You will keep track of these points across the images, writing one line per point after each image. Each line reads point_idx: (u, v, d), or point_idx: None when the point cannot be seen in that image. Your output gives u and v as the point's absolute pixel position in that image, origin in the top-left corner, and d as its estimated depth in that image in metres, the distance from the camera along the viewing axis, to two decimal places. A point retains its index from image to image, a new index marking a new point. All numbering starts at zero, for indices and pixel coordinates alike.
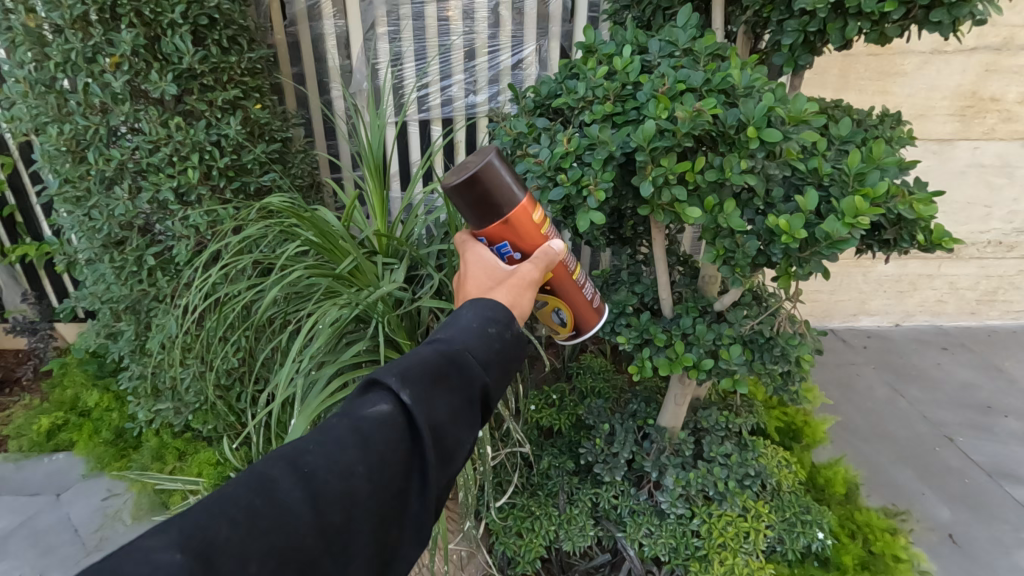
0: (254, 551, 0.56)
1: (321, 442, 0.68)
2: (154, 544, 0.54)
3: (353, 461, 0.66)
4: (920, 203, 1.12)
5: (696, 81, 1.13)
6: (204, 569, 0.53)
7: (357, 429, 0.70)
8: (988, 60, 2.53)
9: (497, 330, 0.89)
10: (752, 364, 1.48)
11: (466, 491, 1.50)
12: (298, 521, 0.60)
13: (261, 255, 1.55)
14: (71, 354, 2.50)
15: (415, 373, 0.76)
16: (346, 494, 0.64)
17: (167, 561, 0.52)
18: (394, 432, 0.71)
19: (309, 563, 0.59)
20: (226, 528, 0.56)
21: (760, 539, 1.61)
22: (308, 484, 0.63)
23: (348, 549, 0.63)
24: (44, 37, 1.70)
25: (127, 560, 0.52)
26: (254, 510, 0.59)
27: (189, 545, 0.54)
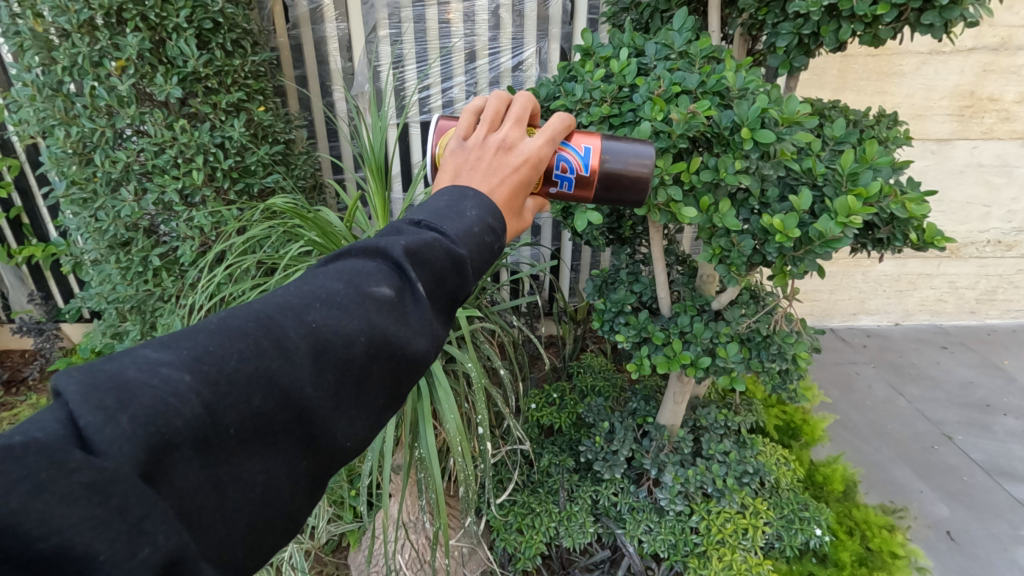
0: (257, 386, 0.57)
1: (326, 300, 0.64)
2: (162, 359, 0.55)
3: (355, 330, 0.63)
4: (912, 202, 1.14)
5: (691, 83, 1.16)
6: (210, 393, 0.55)
7: (359, 300, 0.65)
8: (986, 59, 2.54)
9: (492, 239, 0.79)
10: (750, 362, 1.49)
11: (467, 485, 1.45)
12: (297, 373, 0.59)
13: (265, 256, 1.57)
14: (78, 354, 2.53)
15: (427, 255, 0.70)
16: (344, 360, 0.62)
17: (174, 379, 0.54)
18: (395, 314, 0.66)
19: (305, 412, 0.59)
20: (232, 358, 0.57)
21: (758, 535, 1.63)
22: (310, 339, 0.61)
23: (341, 410, 0.62)
24: (51, 42, 1.73)
25: (135, 368, 0.53)
26: (259, 350, 0.58)
27: (197, 367, 0.55)
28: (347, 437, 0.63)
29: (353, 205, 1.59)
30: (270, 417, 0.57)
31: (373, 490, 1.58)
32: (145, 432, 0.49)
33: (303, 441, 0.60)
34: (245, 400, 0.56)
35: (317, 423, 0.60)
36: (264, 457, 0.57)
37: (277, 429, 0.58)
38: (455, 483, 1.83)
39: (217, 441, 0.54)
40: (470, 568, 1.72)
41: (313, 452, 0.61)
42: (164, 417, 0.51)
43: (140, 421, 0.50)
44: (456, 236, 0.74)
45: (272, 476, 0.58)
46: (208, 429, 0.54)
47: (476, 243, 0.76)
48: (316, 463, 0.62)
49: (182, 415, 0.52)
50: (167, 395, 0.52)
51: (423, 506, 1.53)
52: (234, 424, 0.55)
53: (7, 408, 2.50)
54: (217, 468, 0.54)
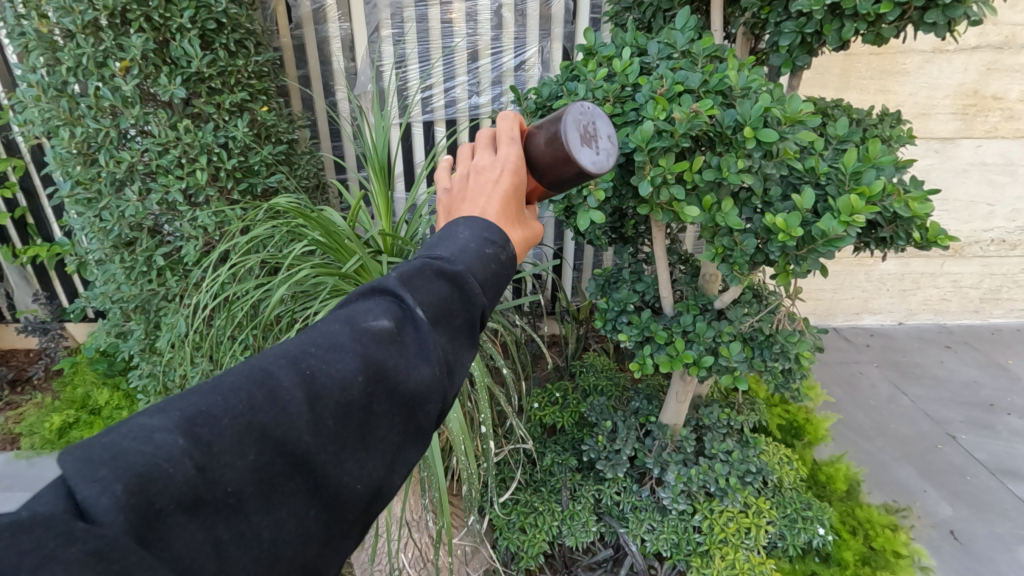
0: (250, 439, 0.53)
1: (322, 344, 0.62)
2: (152, 423, 0.51)
3: (352, 370, 0.60)
4: (915, 202, 1.13)
5: (694, 82, 1.15)
6: (203, 454, 0.51)
7: (355, 338, 0.62)
8: (990, 58, 2.53)
9: (495, 252, 0.76)
10: (753, 361, 1.50)
11: (470, 484, 1.45)
12: (294, 421, 0.55)
13: (268, 256, 1.57)
14: (83, 354, 2.55)
15: (423, 284, 0.68)
16: (344, 403, 0.58)
17: (167, 444, 0.50)
18: (394, 347, 0.64)
19: (306, 461, 0.55)
20: (224, 415, 0.53)
21: (760, 534, 1.62)
22: (304, 386, 0.58)
23: (345, 456, 0.58)
24: (56, 43, 1.74)
25: (125, 436, 0.50)
26: (253, 404, 0.55)
27: (190, 428, 0.52)
28: (357, 482, 0.59)
29: (355, 205, 1.59)
30: (268, 470, 0.53)
31: None
32: (139, 498, 0.46)
33: (307, 492, 0.56)
34: (241, 455, 0.52)
35: (320, 472, 0.56)
36: (270, 511, 0.53)
37: (277, 481, 0.54)
38: (458, 482, 1.85)
39: (214, 501, 0.50)
40: (473, 567, 1.72)
41: (322, 504, 0.57)
42: (158, 482, 0.47)
43: (135, 488, 0.46)
44: (452, 261, 0.72)
45: (279, 530, 0.53)
46: (203, 488, 0.50)
47: (475, 264, 0.73)
48: (325, 514, 0.57)
49: (176, 480, 0.48)
50: (159, 459, 0.49)
51: (427, 504, 1.54)
52: (231, 481, 0.51)
53: (11, 407, 2.51)
54: (217, 529, 0.50)
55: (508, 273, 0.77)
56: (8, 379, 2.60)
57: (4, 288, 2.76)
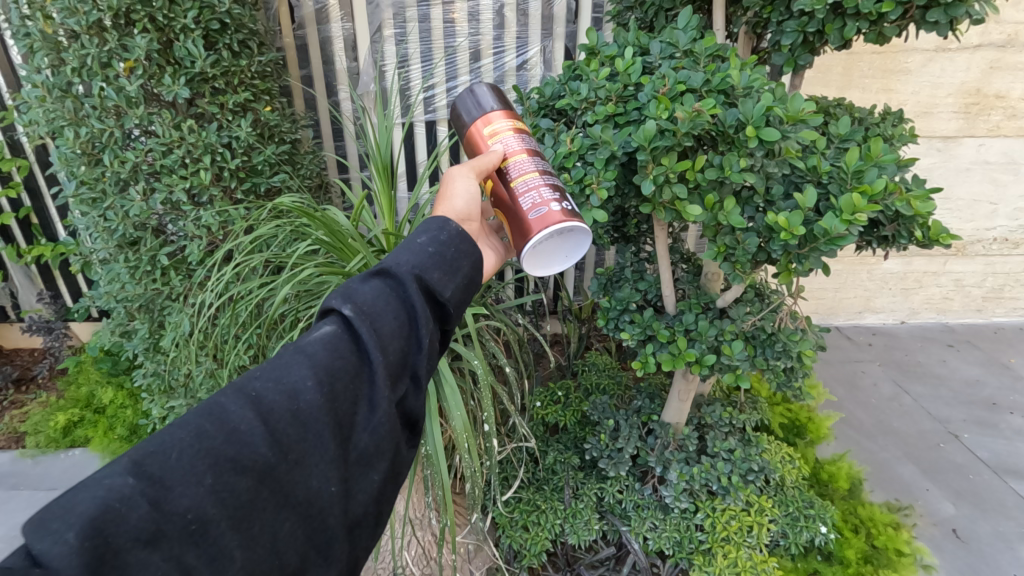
0: (205, 466, 0.59)
1: (270, 368, 0.69)
2: (104, 472, 0.57)
3: (299, 378, 0.67)
4: (918, 200, 1.14)
5: (696, 81, 1.16)
6: (156, 489, 0.57)
7: (300, 351, 0.71)
8: (992, 57, 2.53)
9: (427, 243, 0.84)
10: (755, 359, 1.51)
11: (474, 482, 1.45)
12: (246, 438, 0.62)
13: (273, 255, 1.58)
14: (87, 353, 2.56)
15: (359, 291, 0.77)
16: (294, 408, 0.65)
17: (119, 485, 0.56)
18: (337, 348, 0.72)
19: (267, 475, 0.61)
20: (174, 451, 0.59)
21: (763, 533, 1.63)
22: (255, 405, 0.65)
23: (305, 462, 0.64)
24: (61, 43, 1.75)
25: (81, 488, 0.56)
26: (204, 433, 0.61)
27: (141, 469, 0.58)
28: (325, 482, 0.65)
29: (359, 204, 1.60)
30: (229, 490, 0.59)
31: None
32: (92, 542, 0.51)
33: (276, 503, 0.62)
34: (196, 482, 0.58)
35: (283, 480, 0.62)
36: (237, 528, 0.59)
37: (243, 499, 0.60)
38: (461, 480, 1.86)
39: (175, 529, 0.56)
40: (476, 566, 1.73)
41: (293, 510, 0.63)
42: (111, 522, 0.53)
43: (88, 533, 0.52)
44: (387, 263, 0.81)
45: (250, 545, 0.59)
46: (160, 520, 0.55)
47: (412, 259, 0.82)
48: (299, 519, 0.63)
49: (130, 518, 0.54)
50: (111, 501, 0.54)
51: (430, 501, 1.55)
52: (191, 508, 0.57)
53: (16, 406, 2.52)
54: (185, 555, 0.55)
55: (454, 252, 0.84)
56: (13, 377, 2.61)
57: (8, 288, 2.77)
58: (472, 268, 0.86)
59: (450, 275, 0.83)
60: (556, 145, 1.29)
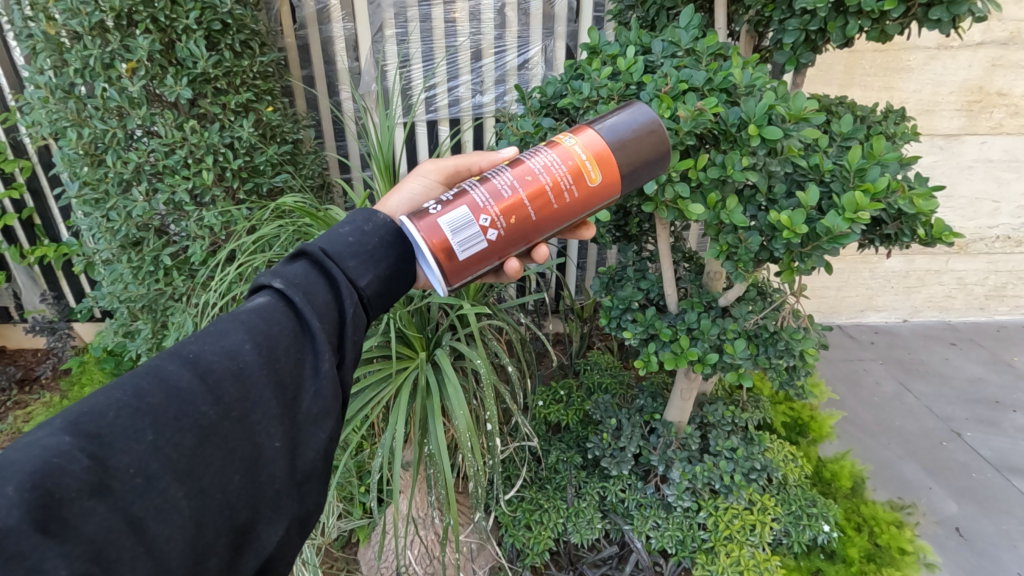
0: (144, 422, 0.59)
1: (203, 334, 0.70)
2: (37, 434, 0.56)
3: (234, 340, 0.69)
4: (920, 198, 1.13)
5: (698, 81, 1.16)
6: (95, 446, 0.57)
7: (233, 318, 0.72)
8: (994, 54, 2.52)
9: (352, 233, 0.89)
10: (757, 358, 1.50)
11: (477, 481, 1.45)
12: (185, 395, 0.62)
13: (276, 254, 1.59)
14: (90, 353, 2.58)
15: (286, 270, 0.81)
16: (234, 366, 0.67)
17: (56, 442, 0.55)
18: (273, 315, 0.74)
19: (210, 430, 0.61)
20: (111, 408, 0.59)
21: (765, 531, 1.63)
22: (191, 365, 0.66)
23: (249, 418, 0.65)
24: (64, 45, 1.75)
25: (12, 449, 0.55)
26: (140, 391, 0.61)
27: (77, 427, 0.57)
28: (271, 437, 0.66)
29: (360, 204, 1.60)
30: (173, 444, 0.59)
31: (384, 486, 1.57)
32: (33, 493, 0.51)
33: (224, 456, 0.62)
34: (136, 437, 0.58)
35: (228, 436, 0.62)
36: (184, 481, 0.58)
37: (188, 453, 0.59)
38: (465, 479, 1.86)
39: (120, 482, 0.55)
40: (479, 564, 1.73)
41: (242, 465, 0.63)
42: (50, 476, 0.53)
43: (28, 486, 0.52)
44: (310, 246, 0.86)
45: (198, 498, 0.59)
46: (103, 474, 0.55)
47: (332, 244, 0.87)
48: (248, 472, 0.63)
49: (71, 471, 0.54)
50: (51, 457, 0.54)
51: (434, 501, 1.55)
52: (133, 461, 0.57)
53: (20, 407, 2.53)
54: (131, 508, 0.55)
55: (377, 240, 0.90)
56: (17, 378, 2.62)
57: (12, 288, 2.78)
58: (397, 259, 0.92)
59: (369, 264, 0.88)
60: None
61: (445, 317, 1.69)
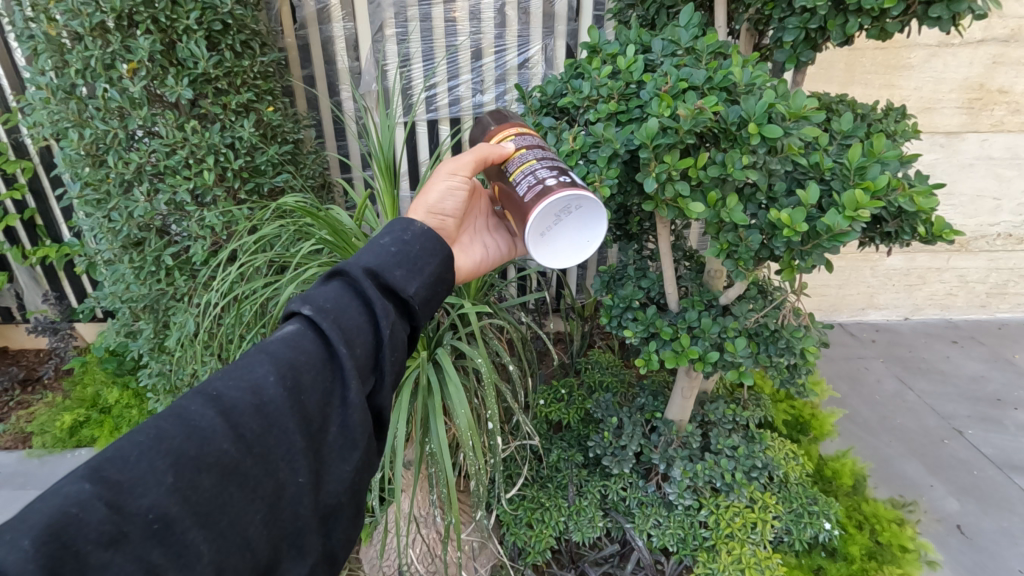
0: (166, 466, 0.59)
1: (230, 367, 0.71)
2: (58, 481, 0.56)
3: (260, 374, 0.69)
4: (920, 196, 1.14)
5: (698, 79, 1.16)
6: (113, 492, 0.56)
7: (261, 349, 0.73)
8: (995, 52, 2.52)
9: (393, 244, 0.88)
10: (758, 356, 1.51)
11: (478, 480, 1.45)
12: (207, 435, 0.62)
13: (277, 254, 1.59)
14: (93, 353, 2.59)
15: (318, 293, 0.80)
16: (258, 402, 0.67)
17: (74, 490, 0.55)
18: (301, 344, 0.74)
19: (232, 471, 0.62)
20: (133, 452, 0.59)
21: (767, 529, 1.62)
22: (216, 401, 0.66)
23: (271, 455, 0.65)
24: (65, 45, 1.76)
25: (32, 499, 0.54)
26: (163, 432, 0.61)
27: (96, 474, 0.57)
28: (294, 473, 0.67)
29: (362, 204, 1.60)
30: (193, 486, 0.59)
31: (386, 486, 1.58)
32: (48, 547, 0.51)
33: (245, 496, 0.62)
34: (157, 480, 0.58)
35: (249, 475, 0.63)
36: (204, 525, 0.59)
37: (209, 496, 0.60)
38: (466, 477, 1.86)
39: (137, 529, 0.55)
40: (480, 563, 1.73)
41: (263, 504, 0.64)
42: (68, 527, 0.52)
43: (43, 539, 0.51)
44: (348, 263, 0.85)
45: (219, 540, 0.60)
46: (122, 522, 0.55)
47: (373, 259, 0.85)
48: (269, 510, 0.64)
49: (88, 522, 0.53)
50: (68, 507, 0.53)
51: (435, 500, 1.55)
52: (153, 507, 0.56)
53: (23, 407, 2.54)
54: (151, 555, 0.55)
55: (418, 249, 0.89)
56: (19, 378, 2.63)
57: (14, 289, 2.79)
58: (440, 265, 0.90)
59: (416, 272, 0.87)
60: (558, 143, 1.29)
61: (447, 315, 1.69)
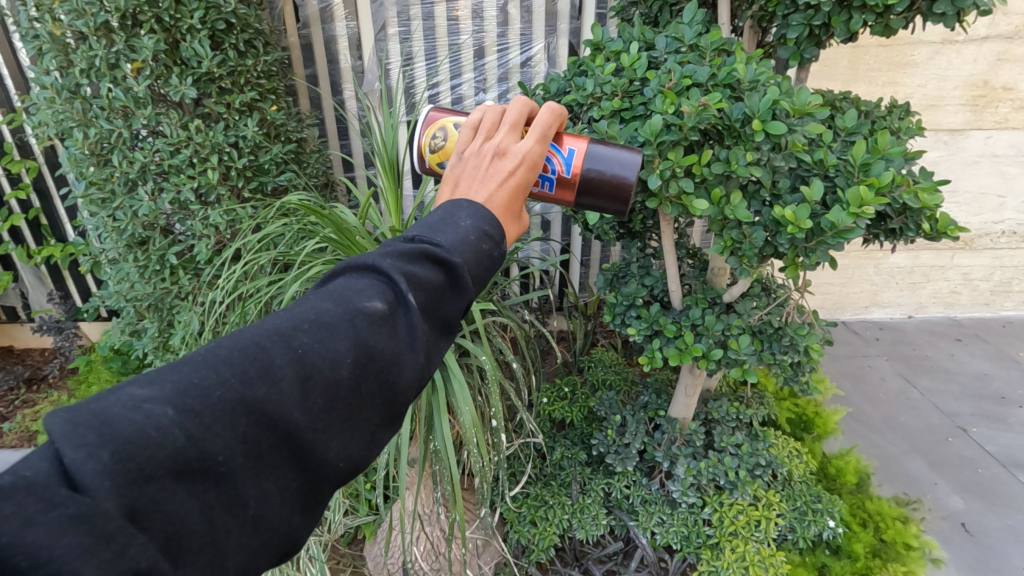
0: (242, 413, 0.56)
1: (315, 322, 0.63)
2: (145, 395, 0.54)
3: (342, 351, 0.62)
4: (925, 192, 1.14)
5: (701, 76, 1.16)
6: (194, 425, 0.54)
7: (348, 318, 0.64)
8: (1000, 49, 2.51)
9: (491, 246, 0.76)
10: (762, 354, 1.50)
11: (482, 476, 1.46)
12: (283, 399, 0.58)
13: (282, 252, 1.60)
14: (98, 352, 2.60)
15: (415, 264, 0.70)
16: (334, 382, 0.61)
17: (158, 413, 0.53)
18: (386, 329, 0.65)
19: (292, 438, 0.58)
20: (217, 389, 0.56)
21: (771, 527, 1.62)
22: (296, 365, 0.60)
23: (330, 434, 0.60)
24: (69, 45, 1.76)
25: (117, 405, 0.53)
26: (245, 378, 0.57)
27: (182, 401, 0.54)
28: (339, 459, 0.62)
29: (366, 202, 1.60)
30: (257, 441, 0.56)
31: (390, 483, 1.58)
32: (124, 466, 0.49)
33: (294, 465, 0.59)
34: (231, 426, 0.55)
35: (306, 447, 0.59)
36: (258, 480, 0.56)
37: (265, 455, 0.57)
38: (469, 476, 1.87)
39: (205, 467, 0.53)
40: (485, 561, 1.73)
41: (307, 473, 0.60)
42: (146, 450, 0.50)
43: (121, 455, 0.49)
44: (455, 245, 0.72)
45: (265, 499, 0.57)
46: (193, 457, 0.53)
47: (478, 263, 0.74)
48: (308, 484, 0.61)
49: (165, 449, 0.51)
50: (148, 429, 0.51)
51: (439, 498, 1.55)
52: (223, 451, 0.54)
53: (28, 406, 2.55)
54: (205, 495, 0.54)
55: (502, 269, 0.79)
56: (24, 377, 2.64)
57: (19, 288, 2.80)
58: None
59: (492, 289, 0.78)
60: None
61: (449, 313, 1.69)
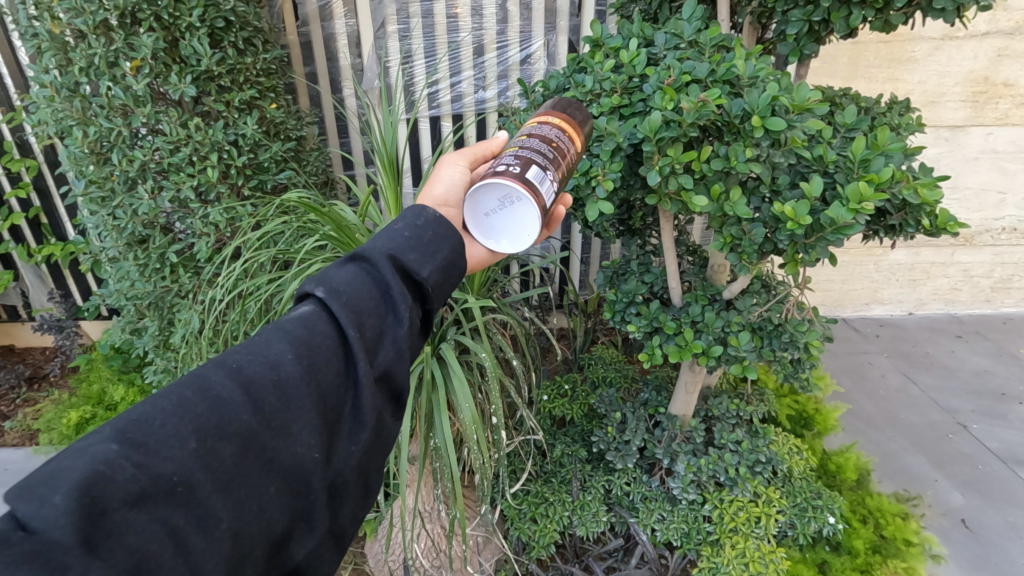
0: (188, 430, 0.55)
1: (246, 343, 0.66)
2: (89, 437, 0.53)
3: (277, 352, 0.64)
4: (925, 188, 1.14)
5: (701, 72, 1.15)
6: (141, 453, 0.53)
7: (278, 328, 0.67)
8: (1000, 45, 2.50)
9: (404, 224, 0.81)
10: (762, 351, 1.49)
11: (482, 474, 1.45)
12: (227, 406, 0.58)
13: (282, 250, 1.59)
14: (98, 351, 2.61)
15: (333, 274, 0.74)
16: (277, 378, 0.62)
17: (102, 450, 0.52)
18: (318, 323, 0.68)
19: (251, 441, 0.58)
20: (159, 418, 0.55)
21: (771, 523, 1.63)
22: (234, 376, 0.61)
23: (289, 430, 0.60)
24: (68, 43, 1.76)
25: (62, 454, 0.52)
26: (184, 401, 0.57)
27: (125, 435, 0.54)
28: (309, 450, 0.61)
29: (366, 200, 1.60)
30: (215, 452, 0.55)
31: (393, 483, 1.58)
32: (79, 501, 0.48)
33: (263, 468, 0.58)
34: (178, 444, 0.54)
35: (269, 445, 0.58)
36: (225, 490, 0.55)
37: (229, 465, 0.56)
38: (470, 473, 1.88)
39: (163, 490, 0.52)
40: (485, 557, 1.73)
41: (278, 475, 0.59)
42: (96, 484, 0.49)
43: (75, 493, 0.48)
44: (363, 249, 0.77)
45: (239, 509, 0.55)
46: (148, 483, 0.51)
47: (393, 243, 0.78)
48: (286, 484, 0.60)
49: (116, 480, 0.50)
50: (96, 464, 0.50)
51: (440, 495, 1.54)
52: (177, 470, 0.53)
53: (30, 404, 2.55)
54: (171, 516, 0.52)
55: (435, 234, 0.81)
56: (25, 376, 2.64)
57: (19, 288, 2.79)
58: (451, 251, 0.82)
59: (430, 255, 0.80)
60: None
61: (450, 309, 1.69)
